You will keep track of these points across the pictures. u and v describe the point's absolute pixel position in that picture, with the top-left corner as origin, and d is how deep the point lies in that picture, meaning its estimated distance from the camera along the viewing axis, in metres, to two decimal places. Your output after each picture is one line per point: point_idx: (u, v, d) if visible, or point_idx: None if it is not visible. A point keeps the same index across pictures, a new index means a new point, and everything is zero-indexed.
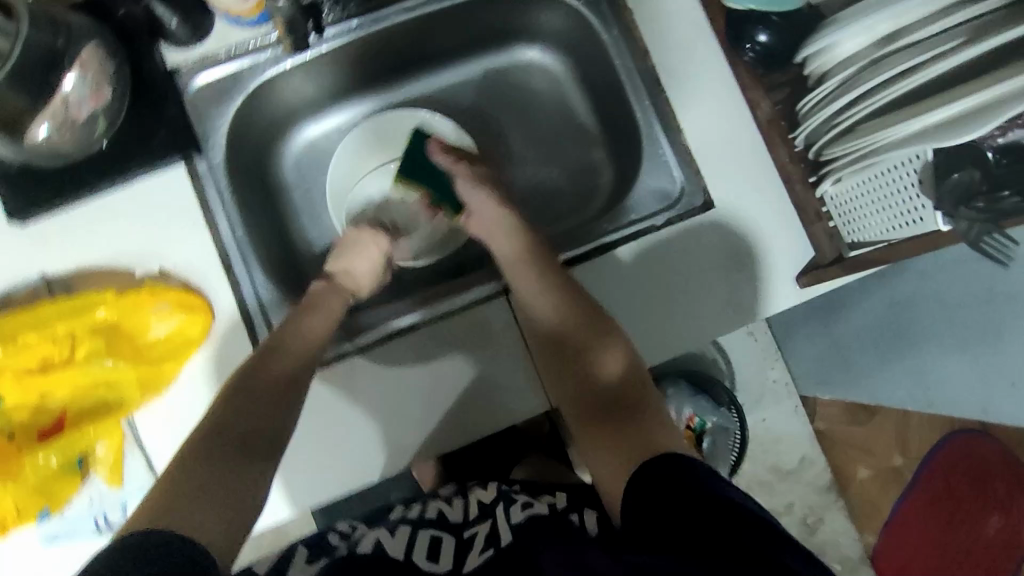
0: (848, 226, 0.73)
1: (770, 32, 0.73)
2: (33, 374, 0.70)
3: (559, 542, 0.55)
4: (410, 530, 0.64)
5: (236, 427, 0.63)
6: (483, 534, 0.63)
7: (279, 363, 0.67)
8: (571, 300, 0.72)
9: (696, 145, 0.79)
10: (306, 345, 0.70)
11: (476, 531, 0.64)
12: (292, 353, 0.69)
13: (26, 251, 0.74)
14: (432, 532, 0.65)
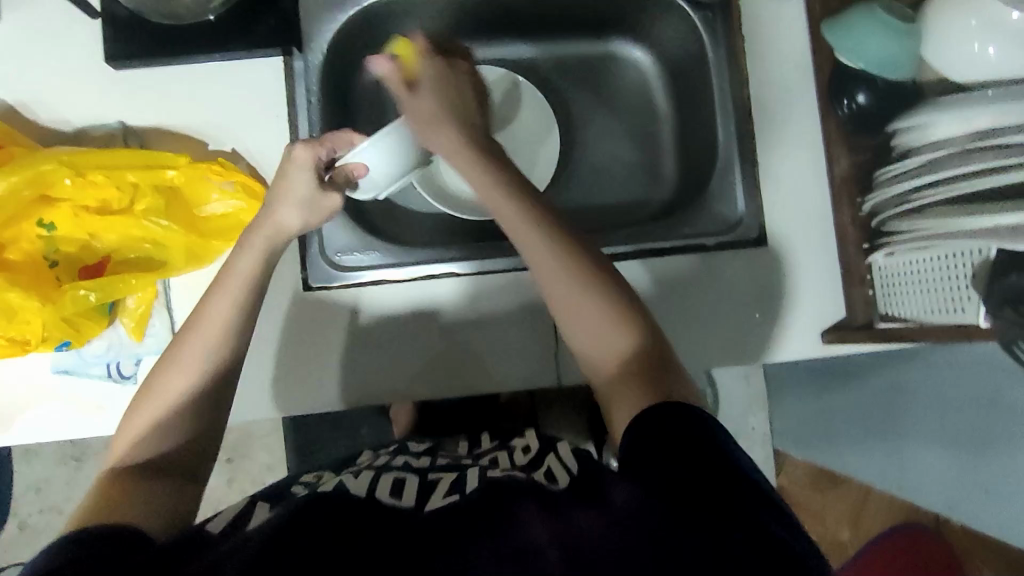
0: (887, 298, 0.75)
1: (871, 95, 0.75)
2: (90, 213, 0.71)
3: (532, 493, 0.52)
4: (374, 472, 0.59)
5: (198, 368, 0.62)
6: (449, 480, 0.58)
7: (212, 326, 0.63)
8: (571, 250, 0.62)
9: (766, 182, 0.82)
10: (238, 292, 0.64)
11: (442, 476, 0.59)
12: (239, 309, 0.64)
13: (114, 96, 0.76)
14: (396, 473, 0.59)
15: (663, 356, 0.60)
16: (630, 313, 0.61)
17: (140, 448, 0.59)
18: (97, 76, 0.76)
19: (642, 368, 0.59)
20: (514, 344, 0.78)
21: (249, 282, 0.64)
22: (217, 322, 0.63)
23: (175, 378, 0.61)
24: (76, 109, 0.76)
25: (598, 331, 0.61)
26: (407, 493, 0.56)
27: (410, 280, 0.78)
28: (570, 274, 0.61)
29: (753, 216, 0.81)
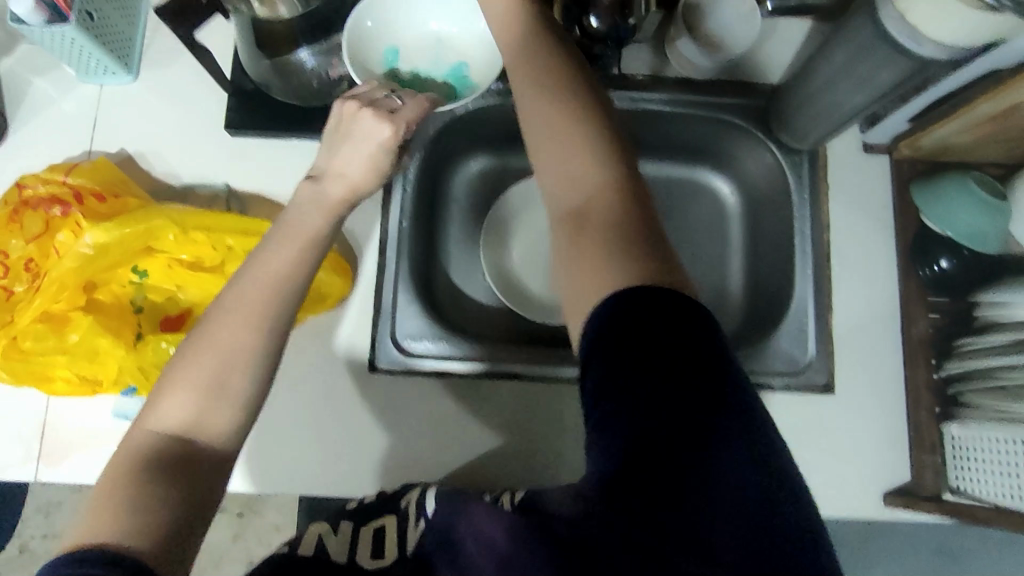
0: (957, 471, 0.73)
1: (955, 262, 0.75)
2: (183, 267, 0.74)
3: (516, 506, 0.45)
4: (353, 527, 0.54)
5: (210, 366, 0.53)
6: (416, 505, 0.53)
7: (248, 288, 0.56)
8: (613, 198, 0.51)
9: (840, 329, 0.81)
10: (291, 261, 0.58)
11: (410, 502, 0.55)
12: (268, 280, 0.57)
13: (225, 158, 0.81)
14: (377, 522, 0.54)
15: (643, 220, 0.51)
16: (626, 193, 0.52)
17: (165, 414, 0.51)
18: (213, 138, 0.81)
19: (632, 228, 0.50)
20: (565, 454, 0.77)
21: (313, 254, 0.60)
22: (253, 306, 0.55)
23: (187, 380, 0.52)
24: (188, 165, 0.80)
25: (601, 225, 0.50)
26: (389, 546, 0.50)
27: (474, 375, 0.79)
28: (588, 147, 0.53)
29: (822, 362, 0.80)
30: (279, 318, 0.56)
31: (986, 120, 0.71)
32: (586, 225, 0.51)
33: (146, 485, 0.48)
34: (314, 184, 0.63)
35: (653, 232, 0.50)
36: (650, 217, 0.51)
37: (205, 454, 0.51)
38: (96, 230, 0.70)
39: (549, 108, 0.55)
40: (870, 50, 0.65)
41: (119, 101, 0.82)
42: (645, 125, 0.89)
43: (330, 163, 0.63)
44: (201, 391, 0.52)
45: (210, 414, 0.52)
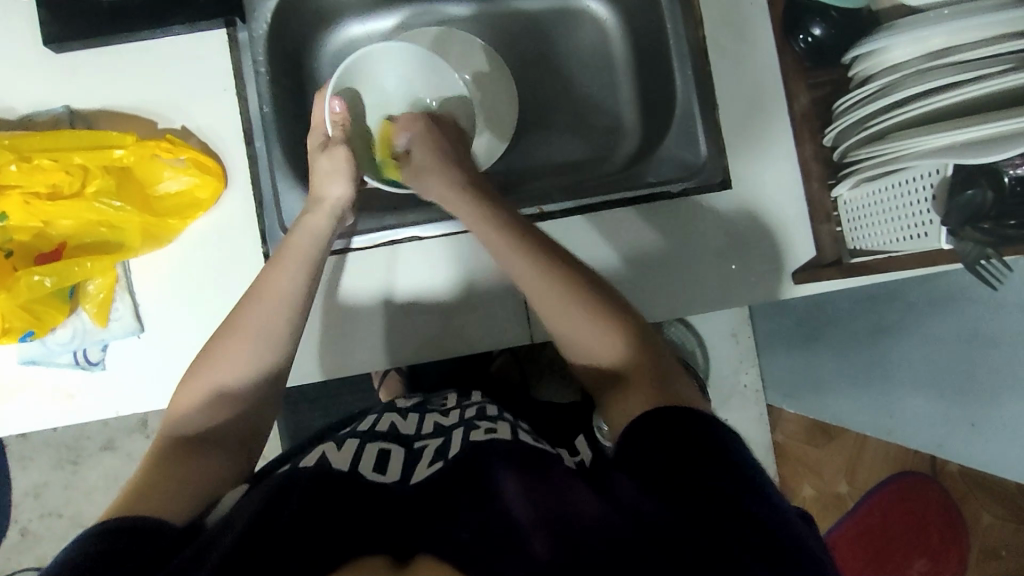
0: (854, 232, 0.75)
1: (826, 26, 0.74)
2: (41, 199, 0.70)
3: (522, 467, 0.51)
4: (357, 444, 0.59)
5: (225, 398, 0.60)
6: (433, 447, 0.58)
7: (263, 300, 0.63)
8: (572, 274, 0.62)
9: (727, 124, 0.80)
10: (290, 279, 0.65)
11: (427, 443, 0.59)
12: (279, 291, 0.63)
13: (57, 80, 0.75)
14: (380, 444, 0.59)
15: (657, 362, 0.58)
16: (621, 323, 0.60)
17: (193, 425, 0.58)
18: (39, 62, 0.75)
19: (642, 371, 0.57)
20: (481, 307, 0.77)
21: (308, 263, 0.67)
22: (266, 330, 0.62)
23: (219, 375, 0.60)
24: (20, 96, 0.75)
25: (591, 338, 0.60)
26: (391, 467, 0.55)
27: (374, 246, 0.77)
28: (548, 278, 0.62)
29: (715, 160, 0.80)
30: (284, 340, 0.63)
31: None
32: (619, 379, 0.58)
33: (177, 472, 0.54)
34: (311, 217, 0.71)
35: (636, 355, 0.59)
36: (623, 318, 0.61)
37: (223, 435, 0.59)
38: None
39: (506, 247, 0.65)
40: None
41: None
42: None
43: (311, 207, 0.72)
44: (213, 391, 0.60)
45: (214, 420, 0.59)
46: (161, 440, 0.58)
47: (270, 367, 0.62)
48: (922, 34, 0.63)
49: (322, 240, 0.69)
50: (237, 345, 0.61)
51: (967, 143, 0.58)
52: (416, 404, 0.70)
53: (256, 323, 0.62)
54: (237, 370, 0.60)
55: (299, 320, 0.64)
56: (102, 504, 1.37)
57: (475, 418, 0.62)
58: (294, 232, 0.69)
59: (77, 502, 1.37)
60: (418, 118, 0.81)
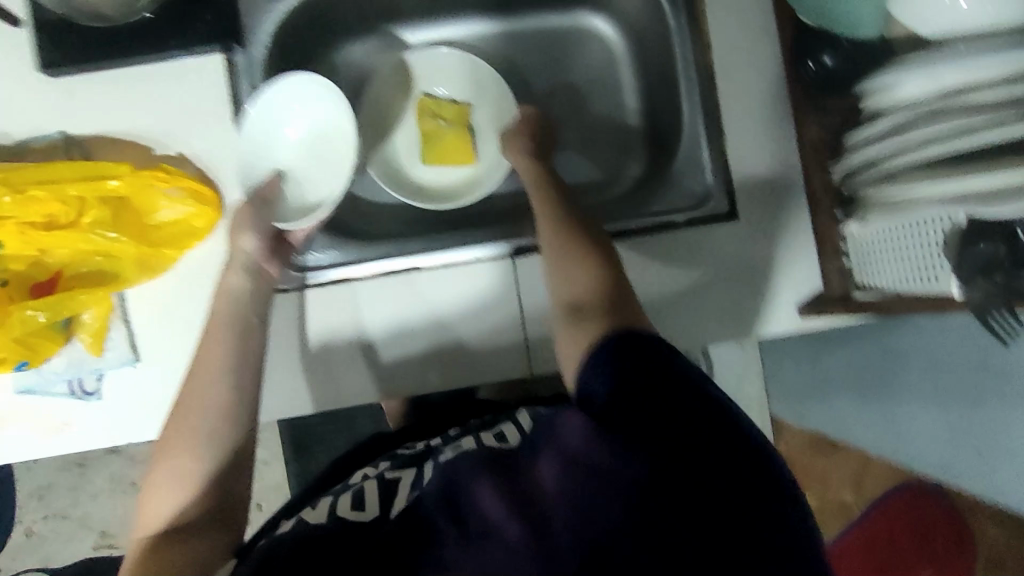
0: (863, 267, 0.72)
1: (836, 56, 0.72)
2: (36, 230, 0.69)
3: (495, 474, 0.51)
4: (331, 498, 0.58)
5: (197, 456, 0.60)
6: (406, 479, 0.57)
7: (218, 333, 0.64)
8: (575, 220, 0.65)
9: (735, 153, 0.79)
10: (224, 344, 0.63)
11: (399, 476, 0.58)
12: (233, 316, 0.65)
13: (53, 105, 0.74)
14: (353, 490, 0.58)
15: (619, 298, 0.58)
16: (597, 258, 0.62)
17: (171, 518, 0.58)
18: (36, 87, 0.74)
19: (604, 308, 0.57)
20: (482, 339, 0.76)
21: (253, 327, 0.65)
22: (215, 403, 0.61)
23: (194, 450, 0.60)
24: (16, 121, 0.74)
25: (570, 266, 0.62)
26: (370, 502, 0.55)
27: (372, 278, 0.76)
28: (557, 226, 0.65)
29: (722, 189, 0.78)
30: (239, 411, 0.62)
31: None
32: (584, 309, 0.59)
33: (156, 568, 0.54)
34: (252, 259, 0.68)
35: (592, 294, 0.59)
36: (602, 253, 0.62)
37: (208, 515, 0.59)
38: None
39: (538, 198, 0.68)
40: None
41: None
42: None
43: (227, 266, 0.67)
44: (183, 477, 0.59)
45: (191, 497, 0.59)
46: (149, 537, 0.58)
47: (234, 436, 0.62)
48: (935, 72, 0.61)
49: (250, 297, 0.66)
50: (189, 422, 0.60)
51: (980, 194, 0.56)
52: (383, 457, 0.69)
53: (203, 396, 0.61)
54: (199, 454, 0.60)
55: (251, 381, 0.63)
56: (109, 506, 1.38)
57: (442, 447, 0.61)
58: (219, 294, 0.66)
59: (83, 505, 1.37)
60: (513, 141, 0.74)
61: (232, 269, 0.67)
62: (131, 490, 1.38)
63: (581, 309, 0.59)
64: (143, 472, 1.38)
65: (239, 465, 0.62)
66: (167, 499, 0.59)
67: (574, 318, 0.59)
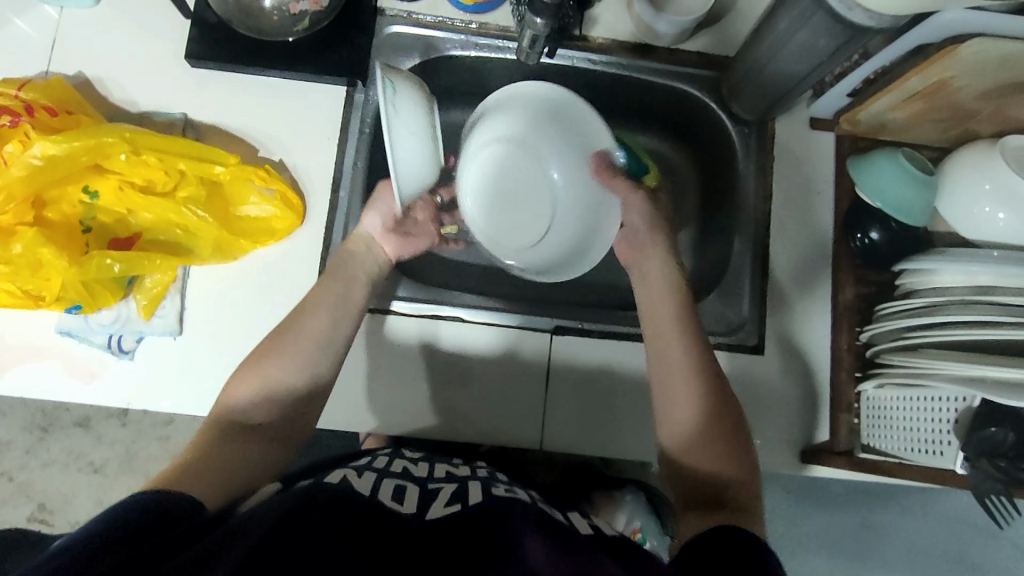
0: (870, 428, 0.77)
1: (884, 233, 0.79)
2: (134, 190, 0.74)
3: (544, 528, 0.51)
4: (376, 475, 0.60)
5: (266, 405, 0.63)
6: (449, 490, 0.59)
7: (314, 315, 0.67)
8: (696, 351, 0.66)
9: (774, 293, 0.84)
10: (336, 288, 0.70)
11: (442, 486, 0.60)
12: (321, 301, 0.68)
13: (183, 89, 0.81)
14: (396, 480, 0.60)
15: (740, 478, 0.60)
16: (722, 429, 0.63)
17: (240, 413, 0.62)
18: (173, 69, 0.81)
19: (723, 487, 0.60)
20: (501, 398, 0.80)
21: (358, 281, 0.72)
22: (315, 336, 0.66)
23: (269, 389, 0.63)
24: (145, 94, 0.81)
25: (680, 424, 0.64)
26: (409, 501, 0.56)
27: (418, 316, 0.80)
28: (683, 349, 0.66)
29: (754, 323, 0.83)
30: (332, 348, 0.67)
31: (915, 97, 0.74)
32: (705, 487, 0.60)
33: (217, 458, 0.57)
34: (357, 239, 0.75)
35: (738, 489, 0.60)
36: (729, 420, 0.63)
37: (272, 431, 0.62)
38: (45, 142, 0.69)
39: (668, 315, 0.69)
40: (810, 17, 0.68)
41: (79, 25, 0.81)
42: (602, 87, 0.91)
43: (350, 235, 0.76)
44: (263, 391, 0.63)
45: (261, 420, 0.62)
46: (214, 423, 0.61)
47: (321, 374, 0.66)
48: (972, 269, 0.68)
49: (362, 266, 0.73)
50: (285, 339, 0.65)
51: (998, 380, 0.62)
52: (424, 455, 0.71)
53: (306, 324, 0.67)
54: (283, 366, 0.64)
55: (349, 327, 0.69)
56: (58, 480, 1.29)
57: (491, 479, 0.63)
58: (335, 256, 0.73)
59: (31, 470, 1.28)
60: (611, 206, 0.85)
61: (354, 239, 0.75)
62: (84, 469, 1.29)
63: (711, 500, 0.59)
64: (104, 454, 1.29)
65: (301, 413, 0.65)
66: (242, 403, 0.62)
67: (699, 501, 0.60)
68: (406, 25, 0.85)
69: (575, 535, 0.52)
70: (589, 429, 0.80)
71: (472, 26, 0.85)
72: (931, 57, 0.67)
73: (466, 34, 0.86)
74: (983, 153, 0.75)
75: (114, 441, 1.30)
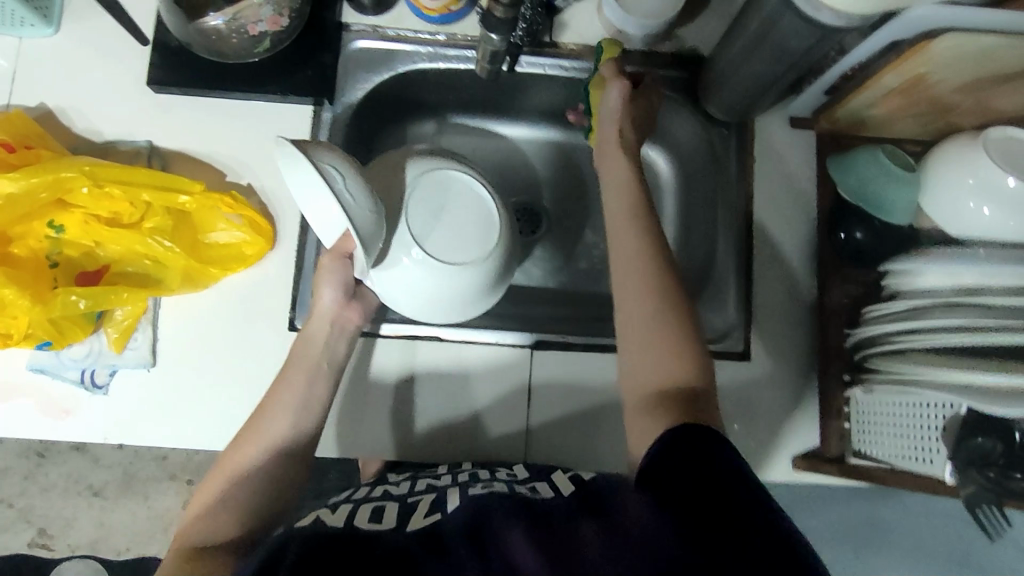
0: (860, 434, 0.74)
1: (868, 232, 0.77)
2: (99, 222, 0.73)
3: (523, 517, 0.50)
4: (352, 505, 0.59)
5: (235, 505, 0.62)
6: (427, 502, 0.59)
7: (274, 412, 0.66)
8: (641, 232, 0.64)
9: (758, 298, 0.82)
10: (300, 386, 0.68)
11: (421, 499, 0.60)
12: (286, 399, 0.67)
13: (146, 115, 0.80)
14: (374, 503, 0.60)
15: (708, 399, 0.57)
16: (673, 316, 0.60)
17: (205, 529, 0.60)
18: (136, 95, 0.80)
19: (687, 398, 0.56)
20: (484, 417, 0.78)
21: (323, 375, 0.69)
22: (276, 433, 0.65)
23: (237, 489, 0.63)
24: (109, 122, 0.79)
25: (643, 345, 0.60)
26: (388, 518, 0.56)
27: (402, 337, 0.79)
28: (641, 261, 0.62)
29: (740, 329, 0.82)
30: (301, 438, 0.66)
31: (892, 92, 0.72)
32: (676, 394, 0.57)
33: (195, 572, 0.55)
34: (312, 319, 0.71)
35: (695, 394, 0.57)
36: (684, 324, 0.59)
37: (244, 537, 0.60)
38: (3, 180, 0.68)
39: (614, 137, 0.70)
40: (778, 19, 0.66)
41: (39, 54, 0.80)
42: (577, 93, 0.89)
43: (313, 314, 0.71)
44: (225, 492, 0.62)
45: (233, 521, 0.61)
46: (182, 543, 0.59)
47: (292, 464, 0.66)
48: (958, 268, 0.65)
49: (322, 345, 0.70)
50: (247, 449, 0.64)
51: (980, 386, 0.59)
52: (408, 475, 0.71)
53: (267, 432, 0.65)
54: (251, 475, 0.63)
55: (315, 416, 0.68)
56: (57, 505, 1.28)
57: (469, 481, 0.63)
58: (299, 338, 0.71)
59: (30, 496, 1.28)
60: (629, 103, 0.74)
61: (315, 319, 0.71)
62: (83, 493, 1.28)
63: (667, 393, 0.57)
64: (102, 477, 1.28)
65: (279, 507, 0.64)
66: (209, 520, 0.60)
67: (655, 403, 0.57)
68: (371, 40, 0.83)
69: (560, 510, 0.52)
70: (576, 445, 0.78)
71: (439, 38, 0.84)
72: (906, 52, 0.65)
73: (434, 46, 0.84)
74: (966, 144, 0.72)
75: (112, 464, 1.29)
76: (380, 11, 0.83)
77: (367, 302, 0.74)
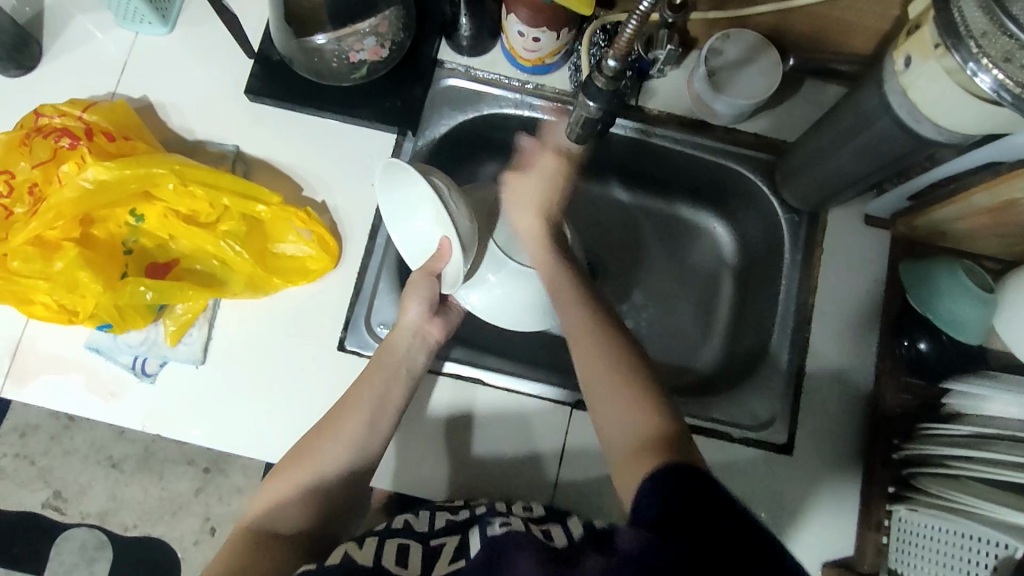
0: (897, 553, 0.71)
1: (932, 344, 0.76)
2: (178, 218, 0.76)
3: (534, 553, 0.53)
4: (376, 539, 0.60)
5: (299, 503, 0.65)
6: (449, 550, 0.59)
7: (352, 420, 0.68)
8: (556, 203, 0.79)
9: (808, 392, 0.80)
10: (378, 394, 0.70)
11: (444, 543, 0.61)
12: (364, 407, 0.69)
13: (237, 120, 0.83)
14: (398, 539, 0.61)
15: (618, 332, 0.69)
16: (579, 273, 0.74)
17: (274, 519, 0.64)
18: (232, 100, 0.83)
19: (601, 333, 0.68)
20: (512, 467, 0.77)
21: (399, 382, 0.71)
22: (348, 440, 0.68)
23: (300, 490, 0.66)
24: (202, 122, 0.82)
25: (567, 301, 0.72)
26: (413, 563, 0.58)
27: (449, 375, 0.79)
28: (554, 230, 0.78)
29: (785, 420, 0.79)
30: (371, 447, 0.68)
31: (980, 213, 0.70)
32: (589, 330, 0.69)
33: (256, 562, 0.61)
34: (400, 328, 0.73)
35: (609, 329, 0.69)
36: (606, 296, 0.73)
37: (310, 534, 0.65)
38: (98, 168, 0.71)
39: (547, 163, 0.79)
40: (873, 123, 0.65)
41: (150, 49, 0.84)
42: (653, 158, 0.90)
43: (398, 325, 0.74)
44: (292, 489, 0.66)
45: (298, 517, 0.65)
46: (248, 526, 0.64)
47: (357, 477, 0.68)
48: None
49: (405, 354, 0.73)
50: (321, 447, 0.67)
51: None
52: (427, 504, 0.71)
53: (340, 436, 0.68)
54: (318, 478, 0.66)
55: (387, 429, 0.69)
56: (75, 470, 1.30)
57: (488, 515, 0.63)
58: (383, 344, 0.73)
59: (52, 457, 1.30)
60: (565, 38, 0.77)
61: (400, 330, 0.73)
62: (102, 462, 1.30)
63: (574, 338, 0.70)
64: (123, 450, 1.30)
65: (342, 510, 0.67)
66: (275, 510, 0.65)
67: (635, 453, 0.59)
68: (462, 80, 0.85)
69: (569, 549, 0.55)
70: (600, 512, 0.76)
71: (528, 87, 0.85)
72: (1003, 175, 0.65)
73: (521, 93, 0.85)
74: None
75: (135, 439, 1.31)
76: (475, 54, 0.85)
77: (450, 318, 0.76)
